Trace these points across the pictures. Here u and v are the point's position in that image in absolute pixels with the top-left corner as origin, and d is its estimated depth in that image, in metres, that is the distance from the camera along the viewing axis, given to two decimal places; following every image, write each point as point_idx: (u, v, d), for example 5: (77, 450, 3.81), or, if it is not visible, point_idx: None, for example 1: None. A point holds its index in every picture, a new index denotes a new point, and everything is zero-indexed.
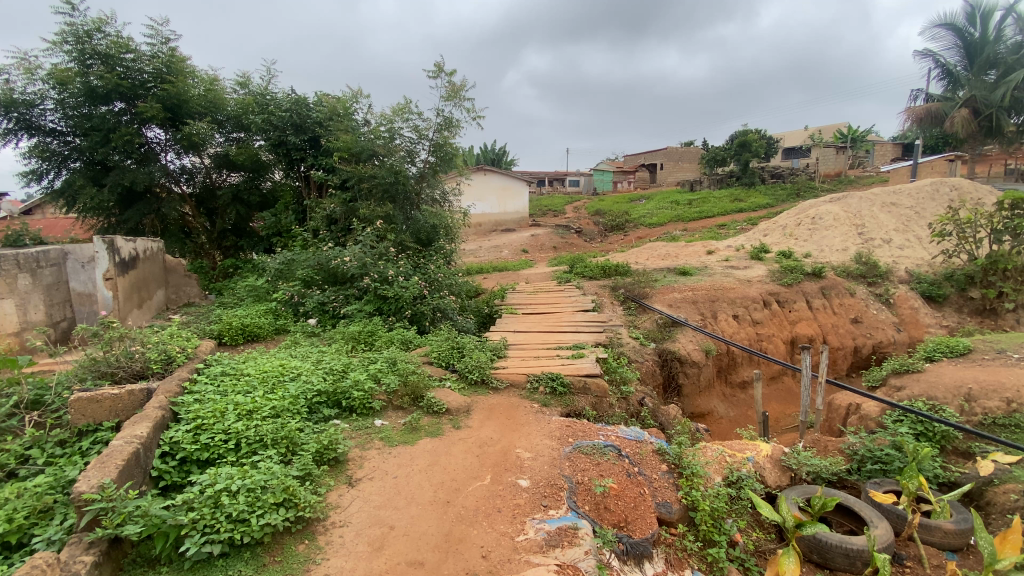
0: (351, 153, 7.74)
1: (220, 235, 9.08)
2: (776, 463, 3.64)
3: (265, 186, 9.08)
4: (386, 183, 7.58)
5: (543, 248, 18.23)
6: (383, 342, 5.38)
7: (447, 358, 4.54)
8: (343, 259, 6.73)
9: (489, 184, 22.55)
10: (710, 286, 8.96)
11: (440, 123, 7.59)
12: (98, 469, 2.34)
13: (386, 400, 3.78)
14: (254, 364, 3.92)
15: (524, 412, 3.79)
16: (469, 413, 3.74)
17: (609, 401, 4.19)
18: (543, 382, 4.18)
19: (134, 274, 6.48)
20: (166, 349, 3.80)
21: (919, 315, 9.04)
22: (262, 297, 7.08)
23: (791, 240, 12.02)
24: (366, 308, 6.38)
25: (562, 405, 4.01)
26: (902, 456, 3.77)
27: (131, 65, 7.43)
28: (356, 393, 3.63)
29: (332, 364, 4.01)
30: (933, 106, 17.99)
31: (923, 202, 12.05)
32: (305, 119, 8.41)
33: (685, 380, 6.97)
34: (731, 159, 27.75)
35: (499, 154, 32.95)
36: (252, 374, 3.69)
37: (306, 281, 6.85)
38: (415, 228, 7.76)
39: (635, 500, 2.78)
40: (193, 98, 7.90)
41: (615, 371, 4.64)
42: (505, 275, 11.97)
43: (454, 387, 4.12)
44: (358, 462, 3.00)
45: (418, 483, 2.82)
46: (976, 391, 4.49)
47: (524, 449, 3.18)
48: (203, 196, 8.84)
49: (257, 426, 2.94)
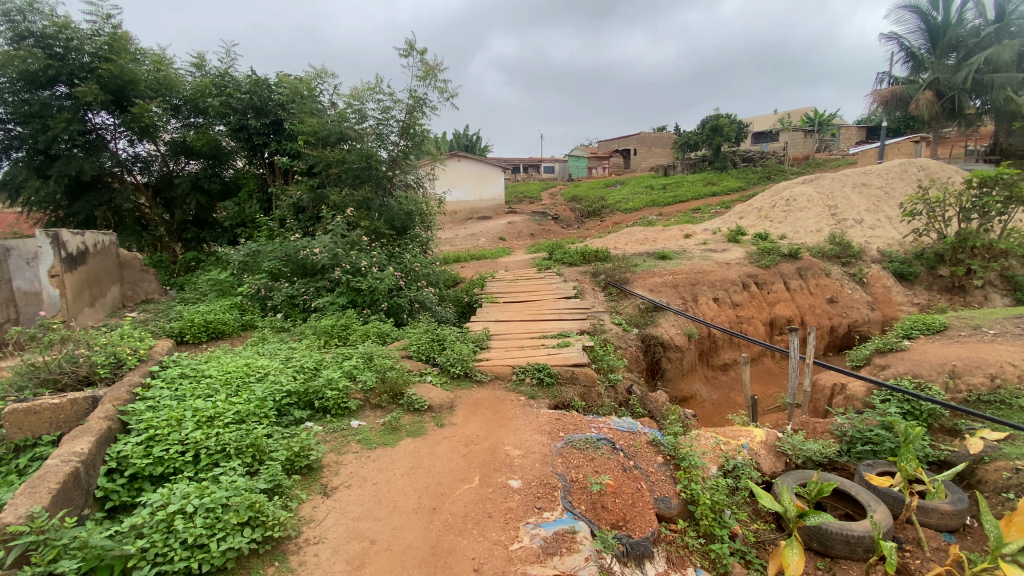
0: (316, 137, 7.36)
1: (180, 226, 8.58)
2: (771, 448, 3.52)
3: (226, 174, 8.61)
4: (356, 169, 7.28)
5: (520, 234, 18.10)
6: (358, 336, 5.14)
7: (427, 351, 4.36)
8: (312, 249, 6.41)
9: (464, 170, 22.11)
10: (689, 270, 8.91)
11: (410, 104, 7.31)
12: (27, 496, 2.02)
13: (363, 399, 3.55)
14: (217, 364, 3.66)
15: (511, 406, 3.59)
16: (453, 409, 3.51)
17: (598, 391, 3.99)
18: (529, 373, 3.98)
19: (83, 270, 6.03)
20: (115, 351, 3.42)
21: (891, 292, 9.21)
22: (226, 291, 6.78)
23: (766, 222, 12.08)
24: (339, 301, 6.09)
25: (550, 396, 3.81)
26: (892, 437, 3.84)
27: (69, 44, 6.89)
28: (329, 393, 3.39)
29: (303, 363, 3.82)
30: (898, 89, 18.47)
31: (893, 181, 12.23)
32: (266, 102, 8.07)
33: (669, 365, 6.94)
34: (703, 144, 28.11)
35: (472, 140, 32.40)
36: (215, 376, 3.43)
37: (274, 273, 6.59)
38: (389, 216, 7.44)
39: (632, 497, 2.60)
40: (140, 79, 7.36)
41: (602, 359, 4.50)
42: (483, 263, 11.80)
43: (435, 381, 3.92)
44: (333, 469, 2.76)
45: (400, 489, 2.59)
46: (960, 367, 4.49)
47: (513, 447, 2.97)
48: (160, 185, 8.33)
49: (218, 435, 2.66)
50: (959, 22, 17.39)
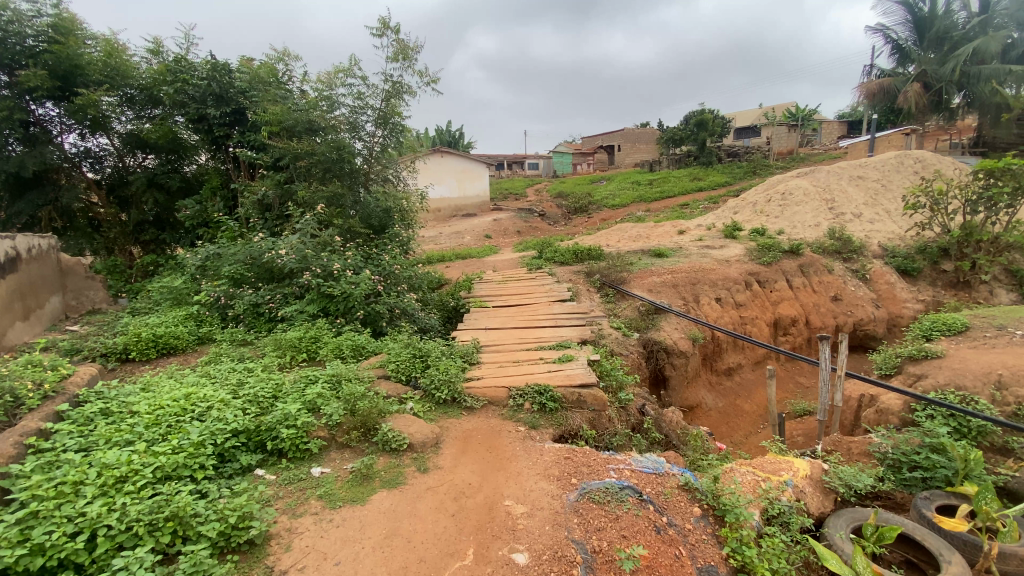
0: (282, 126, 6.66)
1: (137, 228, 7.66)
2: (818, 484, 2.97)
3: (187, 170, 7.80)
4: (328, 161, 6.59)
5: (506, 232, 17.46)
6: (329, 351, 4.52)
7: (408, 370, 3.73)
8: (278, 251, 5.72)
9: (447, 167, 21.39)
10: (688, 268, 8.42)
11: (387, 90, 6.65)
12: None
13: (328, 437, 2.92)
14: (149, 399, 3.09)
15: (509, 440, 2.99)
16: (438, 448, 2.89)
17: (609, 416, 3.38)
18: (528, 398, 3.37)
19: (14, 278, 5.27)
20: (11, 386, 2.84)
21: (895, 289, 8.81)
22: (182, 300, 6.05)
23: (762, 217, 11.68)
24: (308, 309, 5.40)
25: (554, 425, 3.20)
26: (946, 461, 3.35)
27: (7, 27, 6.10)
28: (285, 433, 2.78)
29: (257, 393, 3.21)
30: (885, 82, 18.30)
31: (889, 174, 11.93)
32: (226, 89, 7.30)
33: (673, 372, 6.41)
34: (688, 139, 27.81)
35: (455, 137, 31.65)
36: (142, 417, 2.82)
37: (235, 279, 5.87)
38: (365, 213, 6.80)
39: (672, 571, 2.02)
40: (88, 64, 6.61)
41: (610, 375, 3.91)
42: (469, 263, 11.17)
43: (417, 410, 3.28)
44: (283, 542, 2.14)
45: (370, 573, 1.97)
46: (1007, 377, 4.01)
47: (513, 501, 2.38)
48: (114, 182, 7.52)
49: (126, 508, 2.03)
50: (945, 14, 17.24)
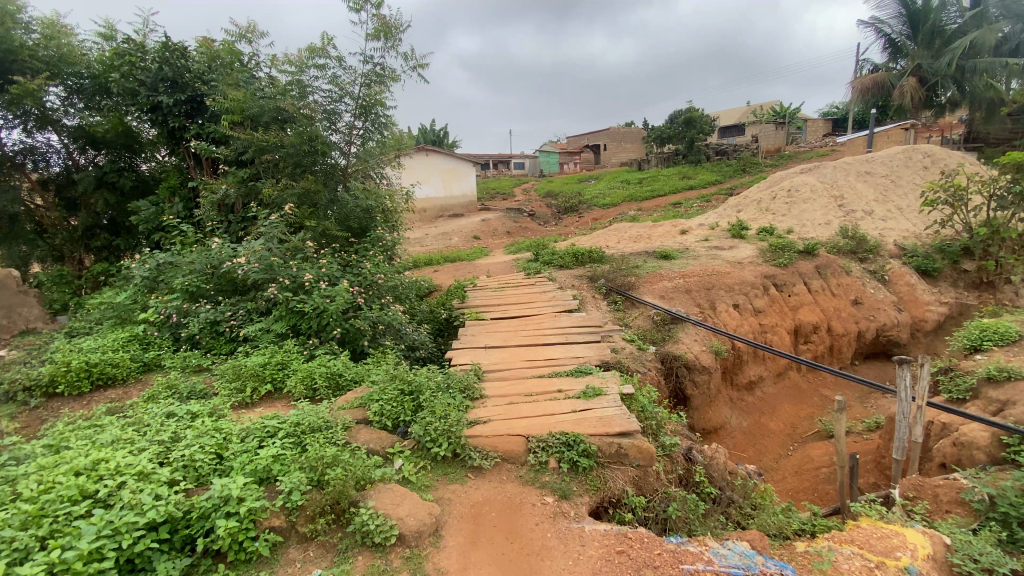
0: (244, 115, 5.77)
1: (87, 233, 6.63)
2: (942, 567, 2.26)
3: (144, 168, 6.81)
4: (298, 154, 5.74)
5: (495, 233, 16.66)
6: (299, 379, 3.70)
7: (396, 414, 2.93)
8: (238, 260, 4.86)
9: (432, 166, 20.50)
10: (700, 272, 7.73)
11: (366, 74, 5.85)
12: None
13: (286, 527, 2.11)
14: (43, 471, 2.26)
15: (534, 521, 2.22)
16: (439, 537, 2.11)
17: (656, 472, 2.64)
18: (553, 453, 2.60)
19: None
20: None
21: (917, 291, 8.24)
22: (128, 318, 5.13)
23: (768, 215, 11.09)
24: (275, 328, 4.57)
25: (590, 492, 2.44)
26: None
27: None
28: (222, 528, 1.95)
29: (192, 460, 2.38)
30: (879, 78, 17.73)
31: (897, 169, 11.44)
32: (180, 74, 6.24)
33: (694, 391, 5.71)
34: (677, 138, 27.31)
35: (439, 136, 30.69)
36: (17, 504, 1.98)
37: (189, 292, 4.97)
38: (344, 213, 5.95)
39: None
40: (23, 48, 5.81)
41: (647, 413, 3.16)
42: (459, 267, 10.36)
43: (408, 472, 2.49)
44: None
45: None
46: None
47: None
48: (59, 182, 6.52)
49: None
50: (939, 7, 16.81)
